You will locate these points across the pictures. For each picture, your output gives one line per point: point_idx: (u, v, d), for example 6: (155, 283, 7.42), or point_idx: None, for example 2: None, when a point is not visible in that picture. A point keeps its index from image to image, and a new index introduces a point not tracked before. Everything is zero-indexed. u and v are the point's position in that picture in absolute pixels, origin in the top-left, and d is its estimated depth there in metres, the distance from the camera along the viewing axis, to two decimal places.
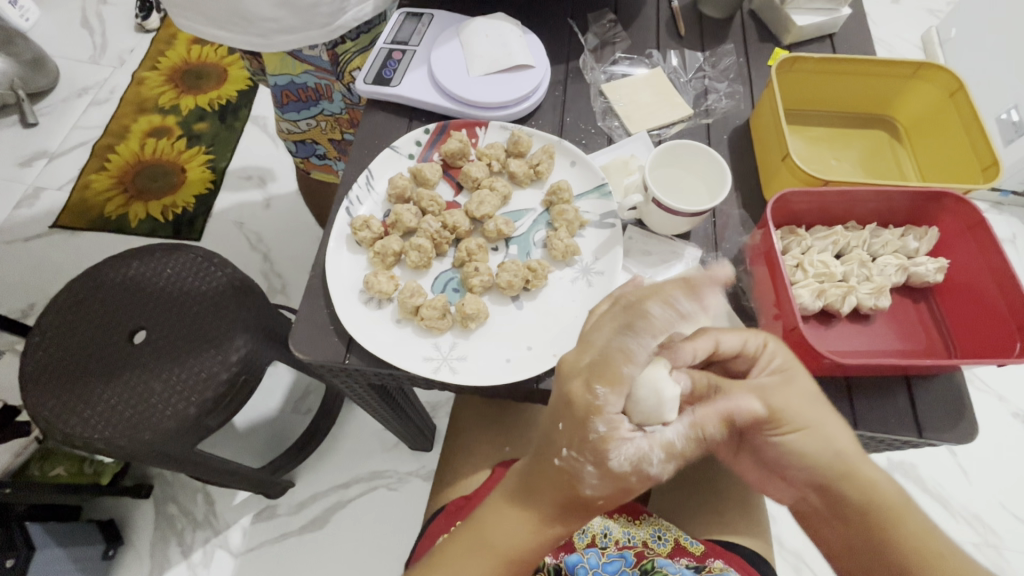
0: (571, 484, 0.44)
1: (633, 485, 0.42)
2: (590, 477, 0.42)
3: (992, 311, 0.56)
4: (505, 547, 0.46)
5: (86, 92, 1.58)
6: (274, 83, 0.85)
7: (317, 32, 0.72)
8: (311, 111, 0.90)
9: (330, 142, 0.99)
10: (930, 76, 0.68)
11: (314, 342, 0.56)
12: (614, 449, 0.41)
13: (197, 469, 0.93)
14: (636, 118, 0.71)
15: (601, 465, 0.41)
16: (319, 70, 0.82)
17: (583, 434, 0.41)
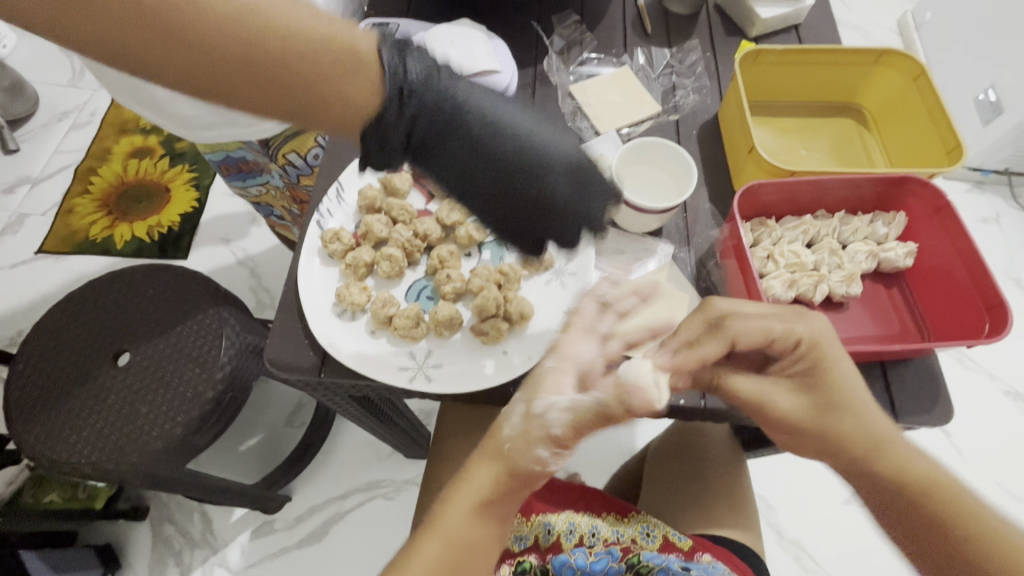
0: (499, 433, 0.49)
1: (535, 432, 0.47)
2: (516, 414, 0.49)
3: (962, 291, 0.57)
4: (451, 525, 0.46)
5: (66, 116, 1.57)
6: (212, 158, 0.84)
7: (246, 130, 0.71)
8: (257, 179, 0.90)
9: (283, 207, 1.00)
10: (894, 62, 0.68)
11: (289, 359, 0.56)
12: (545, 393, 0.49)
13: (187, 489, 0.93)
14: (605, 117, 0.72)
15: (529, 404, 0.49)
16: (252, 151, 0.81)
17: (533, 374, 0.51)
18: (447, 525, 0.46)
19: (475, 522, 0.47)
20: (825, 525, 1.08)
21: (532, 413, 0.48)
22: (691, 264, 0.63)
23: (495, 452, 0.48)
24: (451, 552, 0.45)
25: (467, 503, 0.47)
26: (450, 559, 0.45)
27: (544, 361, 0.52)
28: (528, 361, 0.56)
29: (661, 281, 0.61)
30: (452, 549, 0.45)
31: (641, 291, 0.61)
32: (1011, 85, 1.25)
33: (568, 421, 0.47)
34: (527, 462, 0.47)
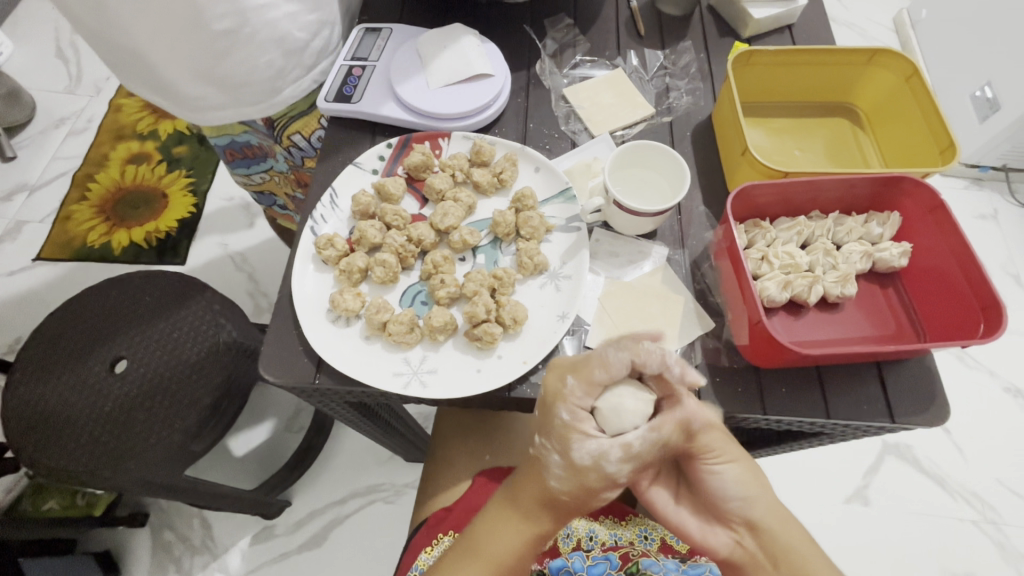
0: (541, 480, 0.49)
1: (593, 483, 0.48)
2: (557, 463, 0.48)
3: (957, 291, 0.57)
4: (499, 556, 0.49)
5: (64, 123, 1.58)
6: (217, 143, 0.86)
7: (248, 109, 0.74)
8: (261, 166, 0.91)
9: (286, 196, 1.01)
10: (886, 62, 0.68)
11: (283, 365, 0.56)
12: (579, 439, 0.47)
13: (187, 495, 0.93)
14: (599, 120, 0.71)
15: (566, 453, 0.48)
16: (258, 133, 0.83)
17: (551, 421, 0.49)
18: (491, 554, 0.49)
19: (524, 551, 0.49)
20: (826, 525, 1.07)
21: (574, 462, 0.47)
22: (685, 265, 0.63)
23: (542, 497, 0.49)
24: (497, 575, 0.49)
25: (521, 538, 0.49)
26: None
27: (560, 415, 0.48)
28: (523, 365, 0.56)
29: (656, 284, 0.61)
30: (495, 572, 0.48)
31: (636, 294, 0.61)
32: (1007, 81, 1.25)
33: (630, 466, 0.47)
34: (587, 502, 0.49)
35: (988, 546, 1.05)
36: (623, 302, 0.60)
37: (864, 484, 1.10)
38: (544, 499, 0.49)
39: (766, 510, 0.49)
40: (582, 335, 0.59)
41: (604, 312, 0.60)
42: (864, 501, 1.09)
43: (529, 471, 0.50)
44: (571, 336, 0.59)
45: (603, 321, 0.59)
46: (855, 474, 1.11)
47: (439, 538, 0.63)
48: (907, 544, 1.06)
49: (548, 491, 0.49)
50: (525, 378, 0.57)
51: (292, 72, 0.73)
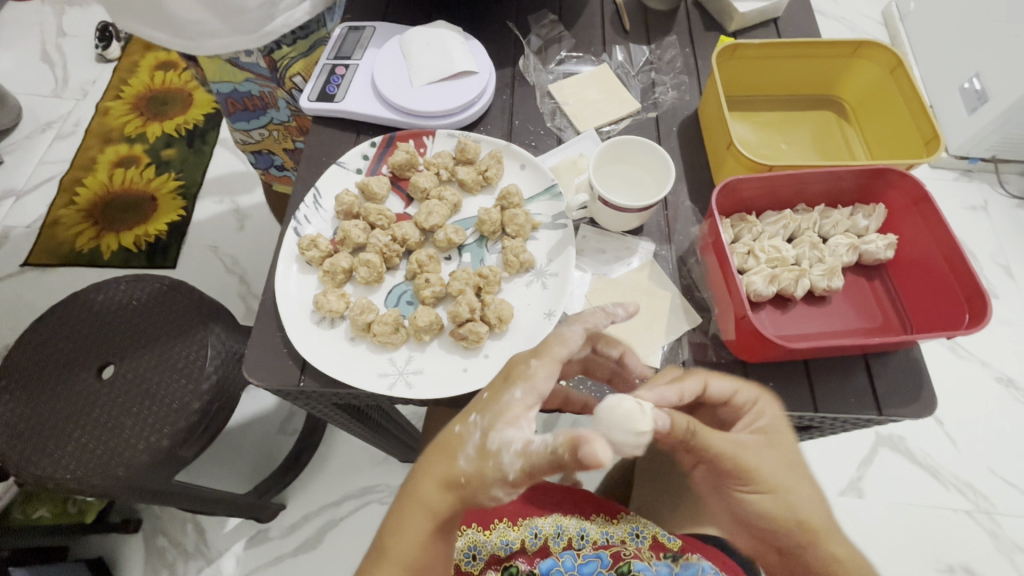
0: (449, 464, 0.44)
1: (489, 472, 0.43)
2: (473, 442, 0.44)
3: (943, 283, 0.56)
4: (405, 553, 0.44)
5: (50, 127, 1.56)
6: (218, 91, 0.85)
7: (245, 38, 0.73)
8: (261, 120, 0.91)
9: (285, 153, 1.00)
10: (871, 54, 0.68)
11: (267, 368, 0.56)
12: (504, 424, 0.43)
13: (181, 500, 0.92)
14: (585, 115, 0.71)
15: (488, 433, 0.43)
16: (260, 78, 0.82)
17: (494, 398, 0.44)
18: (399, 552, 0.44)
19: (429, 544, 0.45)
20: None
21: (489, 446, 0.43)
22: (672, 261, 0.63)
23: (443, 485, 0.44)
24: (408, 575, 0.44)
25: (420, 531, 0.44)
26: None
27: (511, 391, 0.44)
28: None
29: (643, 280, 0.61)
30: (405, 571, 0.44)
31: (622, 290, 0.60)
32: (995, 72, 1.25)
33: (522, 465, 0.42)
34: (483, 495, 0.43)
35: (982, 536, 1.06)
36: (609, 299, 0.60)
37: (858, 476, 1.11)
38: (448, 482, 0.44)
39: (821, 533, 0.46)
40: None
41: (591, 309, 0.59)
42: (859, 493, 1.09)
43: (442, 452, 0.45)
44: None
45: None
46: (849, 466, 1.11)
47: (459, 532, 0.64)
48: (902, 535, 1.06)
49: (455, 478, 0.44)
50: None
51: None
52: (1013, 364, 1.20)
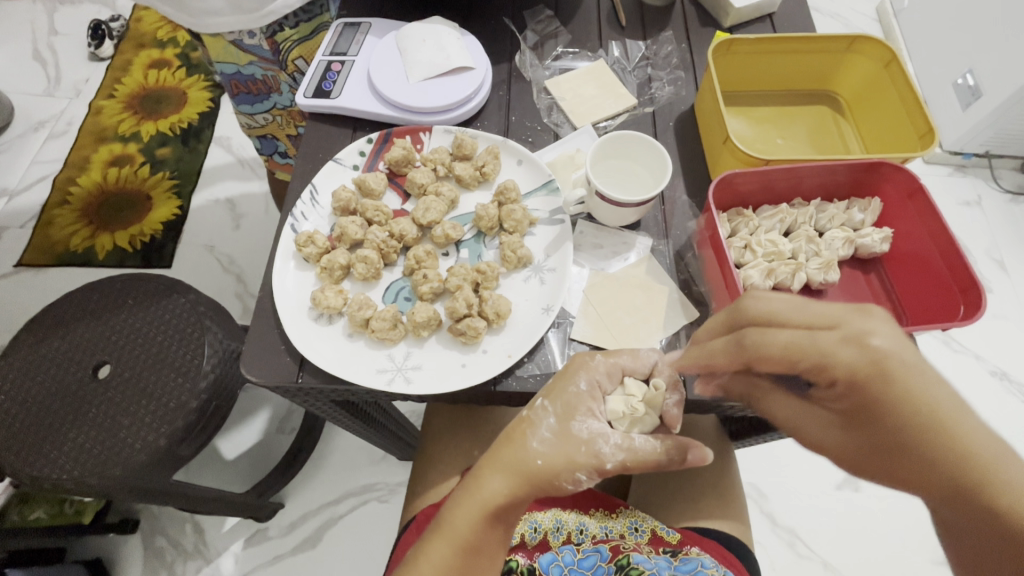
0: (518, 447, 0.46)
1: (580, 456, 0.46)
2: (548, 427, 0.47)
3: (938, 275, 0.57)
4: (459, 534, 0.45)
5: (43, 126, 1.55)
6: (223, 72, 0.87)
7: (246, 17, 0.73)
8: (265, 105, 0.92)
9: (288, 139, 1.01)
10: (866, 49, 0.68)
11: (265, 365, 0.56)
12: (582, 414, 0.48)
13: (180, 500, 0.92)
14: (581, 111, 0.71)
15: (564, 419, 0.47)
16: (263, 61, 0.84)
17: (564, 387, 0.49)
18: (454, 534, 0.45)
19: (483, 528, 0.46)
20: (818, 511, 1.08)
21: (569, 431, 0.47)
22: (669, 255, 0.63)
23: (516, 469, 0.46)
24: (461, 555, 0.45)
25: (478, 512, 0.45)
26: (456, 558, 0.45)
27: (578, 382, 0.49)
28: (508, 359, 0.56)
29: (640, 274, 0.61)
30: (456, 554, 0.45)
31: (620, 285, 0.60)
32: (988, 68, 1.26)
33: (622, 455, 0.46)
34: (559, 481, 0.46)
35: None
36: (606, 294, 0.60)
37: None
38: (513, 467, 0.46)
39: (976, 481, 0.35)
40: (567, 328, 0.59)
41: (589, 304, 0.60)
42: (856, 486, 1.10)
43: (507, 439, 0.48)
44: (557, 330, 0.59)
45: (588, 313, 0.59)
46: None
47: None
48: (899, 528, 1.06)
49: (530, 466, 0.46)
50: (511, 372, 0.57)
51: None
52: (1008, 357, 1.21)
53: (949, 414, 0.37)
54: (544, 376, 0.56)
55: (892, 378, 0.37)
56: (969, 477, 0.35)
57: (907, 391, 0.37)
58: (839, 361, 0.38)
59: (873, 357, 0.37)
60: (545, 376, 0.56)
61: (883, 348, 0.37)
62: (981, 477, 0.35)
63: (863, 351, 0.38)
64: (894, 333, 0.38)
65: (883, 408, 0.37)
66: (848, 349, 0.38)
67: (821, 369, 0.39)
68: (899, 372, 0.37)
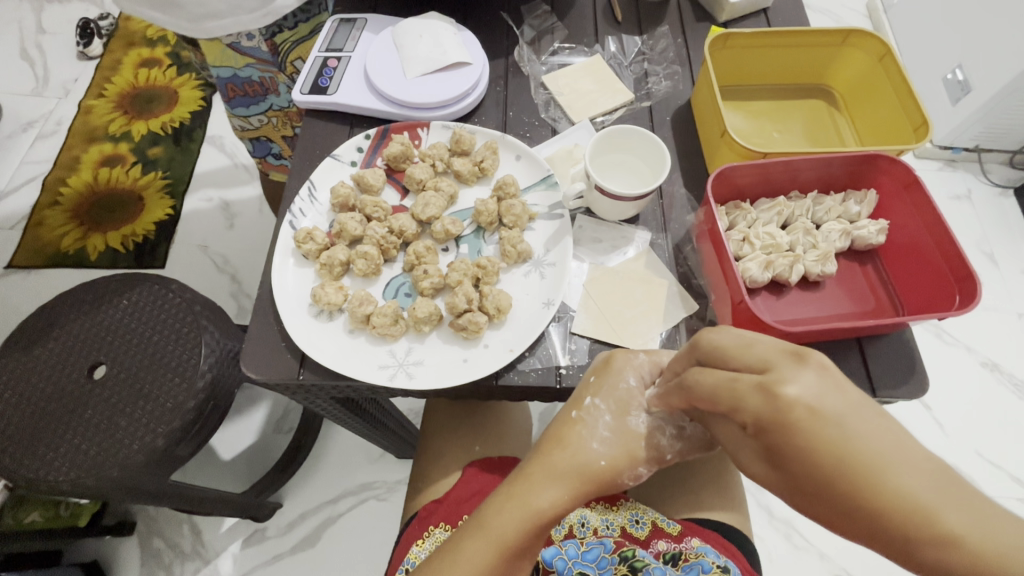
0: (576, 448, 0.45)
1: (638, 451, 0.46)
2: (604, 424, 0.46)
3: (932, 267, 0.58)
4: (505, 536, 0.43)
5: (32, 126, 1.53)
6: (218, 75, 0.86)
7: (247, 17, 0.71)
8: (260, 106, 0.92)
9: (283, 140, 1.01)
10: (860, 42, 0.69)
11: (265, 362, 0.55)
12: (635, 409, 0.47)
13: (177, 500, 0.91)
14: (578, 107, 0.71)
15: (619, 416, 0.47)
16: (260, 62, 0.83)
17: (615, 383, 0.48)
18: (501, 535, 0.43)
19: (533, 530, 0.44)
20: None
21: (625, 427, 0.46)
22: (668, 249, 0.63)
23: (575, 469, 0.44)
24: (503, 558, 0.43)
25: (528, 515, 0.43)
26: (497, 558, 0.43)
27: (628, 378, 0.47)
28: (510, 353, 0.56)
29: (639, 268, 0.61)
30: (500, 556, 0.43)
31: (620, 279, 0.61)
32: (978, 63, 1.27)
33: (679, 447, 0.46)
34: (618, 478, 0.46)
35: None
36: (608, 288, 0.60)
37: None
38: (572, 468, 0.44)
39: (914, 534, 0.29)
40: (568, 322, 0.59)
41: (589, 298, 0.60)
42: None
43: (560, 440, 0.46)
44: (557, 324, 0.59)
45: (588, 307, 0.59)
46: None
47: (431, 530, 0.62)
48: None
49: (589, 465, 0.45)
50: (512, 366, 0.57)
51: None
52: (999, 349, 1.22)
53: (879, 459, 0.30)
54: (545, 370, 0.57)
55: (812, 428, 0.31)
56: (905, 532, 0.29)
57: (822, 444, 0.30)
58: (747, 409, 0.33)
59: (775, 406, 0.32)
60: (547, 370, 0.57)
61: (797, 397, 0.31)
62: (920, 530, 0.29)
63: (768, 398, 0.32)
64: (814, 380, 0.32)
65: (792, 461, 0.32)
66: (756, 397, 0.33)
67: (735, 412, 0.34)
68: (808, 422, 0.31)
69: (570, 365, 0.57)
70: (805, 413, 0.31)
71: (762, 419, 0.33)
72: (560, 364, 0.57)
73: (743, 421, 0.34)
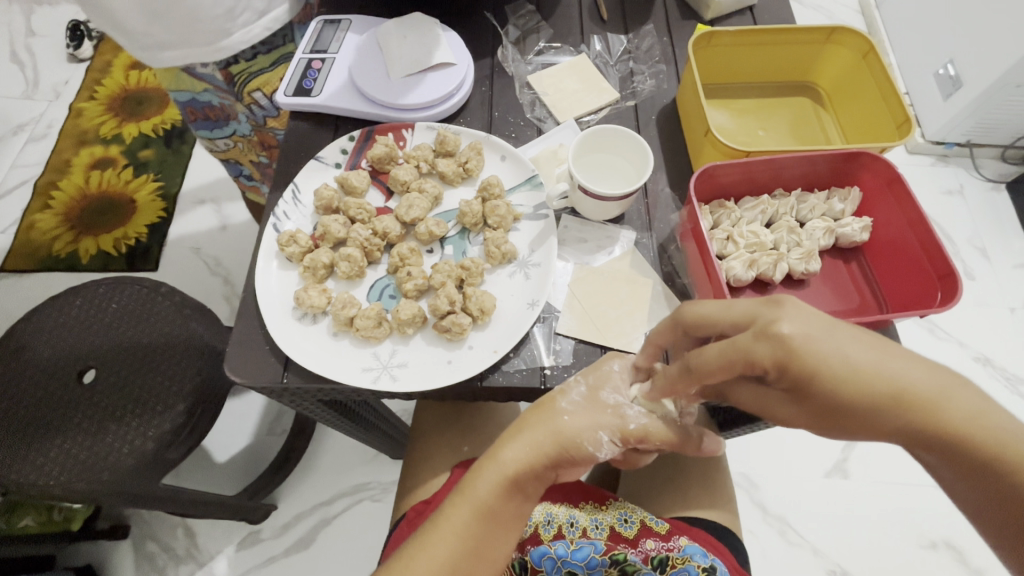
0: (548, 413, 0.48)
1: (605, 419, 0.48)
2: (577, 392, 0.50)
3: (916, 264, 0.58)
4: (479, 495, 0.46)
5: (22, 130, 1.52)
6: (177, 100, 0.85)
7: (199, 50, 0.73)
8: (224, 131, 0.92)
9: (250, 164, 1.01)
10: (844, 39, 0.69)
11: (249, 366, 0.55)
12: (611, 387, 0.50)
13: (169, 504, 0.91)
14: (563, 106, 0.71)
15: (594, 389, 0.50)
16: (218, 89, 0.82)
17: (599, 365, 0.52)
18: (476, 494, 0.47)
19: (505, 491, 0.47)
20: (806, 499, 1.09)
21: (598, 399, 0.49)
22: (653, 248, 0.63)
23: (544, 432, 0.47)
24: (477, 516, 0.46)
25: (500, 475, 0.47)
26: (471, 515, 0.46)
27: (611, 361, 0.52)
28: (494, 355, 0.56)
29: (624, 268, 0.61)
30: (475, 514, 0.46)
31: (605, 279, 0.61)
32: (968, 58, 1.28)
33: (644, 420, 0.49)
34: (581, 442, 0.47)
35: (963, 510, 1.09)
36: (593, 288, 0.60)
37: (843, 458, 1.12)
38: (541, 430, 0.48)
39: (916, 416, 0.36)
40: (553, 322, 0.59)
41: (574, 299, 0.60)
42: (844, 474, 1.11)
43: (536, 407, 0.50)
44: (543, 324, 0.59)
45: (573, 307, 0.59)
46: (833, 448, 1.13)
47: None
48: (884, 512, 1.08)
49: (558, 427, 0.48)
50: (497, 367, 0.57)
51: (241, 15, 0.72)
52: (991, 344, 1.22)
53: (878, 373, 0.37)
54: (530, 371, 0.57)
55: (818, 360, 0.37)
56: (921, 423, 0.36)
57: (829, 366, 0.37)
58: (761, 357, 0.38)
59: (783, 345, 0.37)
60: (531, 371, 0.57)
61: (792, 333, 0.37)
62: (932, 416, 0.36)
63: (774, 342, 0.37)
64: (797, 315, 0.38)
65: (816, 389, 0.37)
66: (762, 344, 0.38)
67: (751, 366, 0.39)
68: (809, 351, 0.37)
69: (555, 366, 0.57)
70: (808, 351, 0.37)
71: (784, 366, 0.37)
72: (544, 365, 0.57)
73: (762, 370, 0.39)
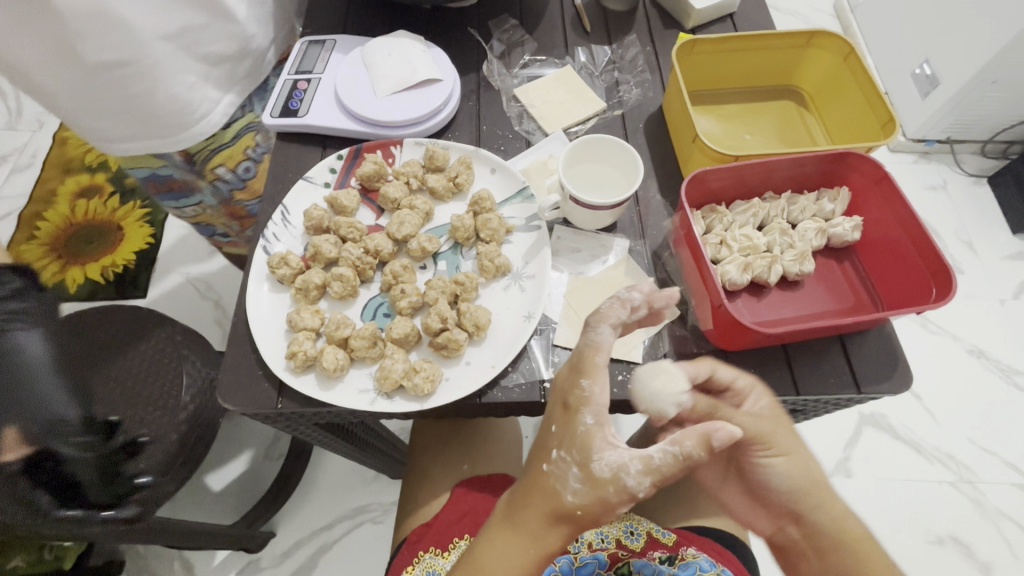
0: (551, 494, 0.45)
1: (611, 497, 0.44)
2: (574, 476, 0.44)
3: (908, 259, 0.58)
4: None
5: (5, 160, 1.48)
6: (138, 176, 0.85)
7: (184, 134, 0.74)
8: (189, 199, 0.91)
9: (224, 225, 0.99)
10: (824, 43, 0.70)
11: (245, 395, 0.54)
12: (598, 451, 0.44)
13: (170, 538, 0.87)
14: (551, 118, 0.71)
15: (585, 464, 0.44)
16: (178, 167, 0.83)
17: (573, 429, 0.46)
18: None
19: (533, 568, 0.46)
20: None
21: (594, 474, 0.44)
22: (647, 256, 0.63)
23: (552, 511, 0.45)
24: None
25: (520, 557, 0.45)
26: None
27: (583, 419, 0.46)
28: (492, 369, 0.55)
29: (619, 276, 0.61)
30: None
31: (601, 288, 0.61)
32: (944, 55, 1.30)
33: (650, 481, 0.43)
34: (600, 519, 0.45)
35: (966, 505, 1.08)
36: (589, 297, 0.60)
37: (846, 457, 1.12)
38: (553, 512, 0.45)
39: (814, 501, 0.52)
40: (550, 334, 0.59)
41: (570, 309, 0.59)
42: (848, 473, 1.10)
43: (531, 487, 0.46)
44: (539, 336, 0.58)
45: (570, 317, 0.59)
46: (837, 447, 1.13)
47: (422, 556, 0.62)
48: (890, 510, 1.07)
49: (562, 503, 0.44)
50: (496, 382, 0.56)
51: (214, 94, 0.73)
52: (985, 336, 1.23)
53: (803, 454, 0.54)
54: (529, 385, 0.56)
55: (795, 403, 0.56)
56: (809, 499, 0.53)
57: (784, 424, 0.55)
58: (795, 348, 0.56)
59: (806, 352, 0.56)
60: (531, 385, 0.56)
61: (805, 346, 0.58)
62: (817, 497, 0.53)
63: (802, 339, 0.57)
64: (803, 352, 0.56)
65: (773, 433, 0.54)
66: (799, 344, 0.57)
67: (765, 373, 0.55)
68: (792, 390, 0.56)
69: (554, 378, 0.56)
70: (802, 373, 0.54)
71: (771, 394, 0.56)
72: (543, 378, 0.56)
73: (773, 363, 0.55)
